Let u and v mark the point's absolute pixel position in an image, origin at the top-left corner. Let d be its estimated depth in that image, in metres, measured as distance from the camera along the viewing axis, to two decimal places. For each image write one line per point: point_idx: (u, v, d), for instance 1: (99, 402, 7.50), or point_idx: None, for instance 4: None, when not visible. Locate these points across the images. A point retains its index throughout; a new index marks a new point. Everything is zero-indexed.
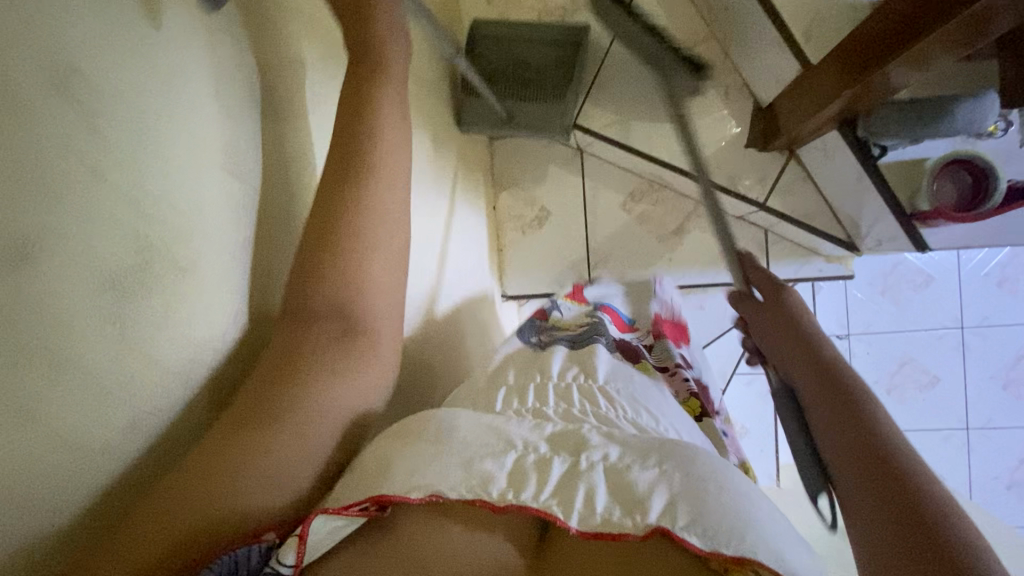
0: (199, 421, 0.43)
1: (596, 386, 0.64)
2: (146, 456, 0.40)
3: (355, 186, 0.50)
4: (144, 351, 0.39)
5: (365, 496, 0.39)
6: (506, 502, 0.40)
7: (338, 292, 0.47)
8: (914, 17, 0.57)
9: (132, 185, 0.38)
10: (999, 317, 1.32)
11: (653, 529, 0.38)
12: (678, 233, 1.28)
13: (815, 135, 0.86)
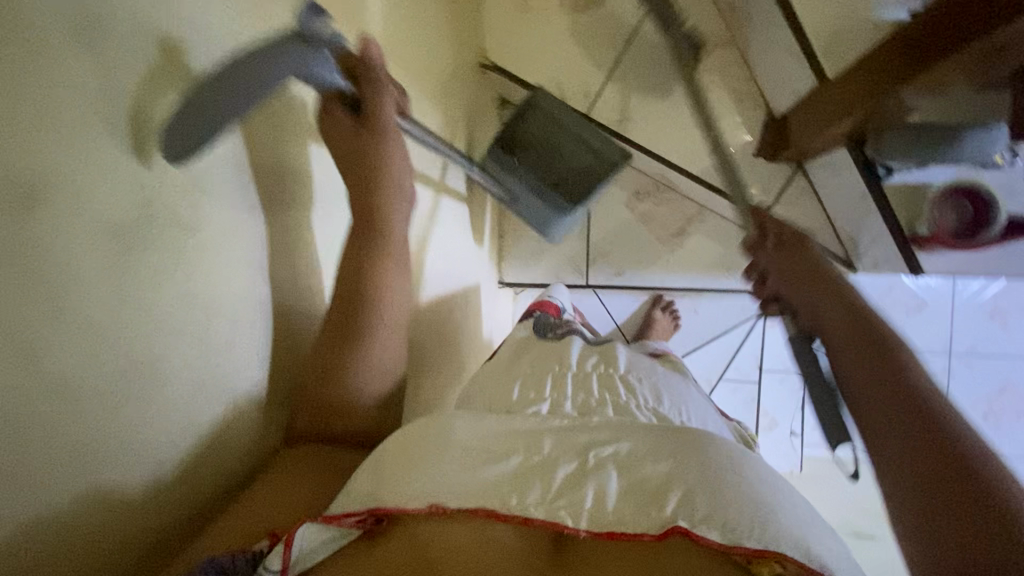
0: (183, 373, 0.45)
1: (619, 374, 0.65)
2: (136, 403, 0.41)
3: (364, 303, 0.57)
4: (138, 299, 0.41)
5: (363, 507, 0.42)
6: (509, 512, 0.40)
7: (344, 399, 0.55)
8: (925, 50, 0.58)
9: (128, 138, 0.39)
10: (987, 347, 1.33)
11: (673, 528, 0.39)
12: (679, 235, 1.29)
13: (825, 150, 0.88)
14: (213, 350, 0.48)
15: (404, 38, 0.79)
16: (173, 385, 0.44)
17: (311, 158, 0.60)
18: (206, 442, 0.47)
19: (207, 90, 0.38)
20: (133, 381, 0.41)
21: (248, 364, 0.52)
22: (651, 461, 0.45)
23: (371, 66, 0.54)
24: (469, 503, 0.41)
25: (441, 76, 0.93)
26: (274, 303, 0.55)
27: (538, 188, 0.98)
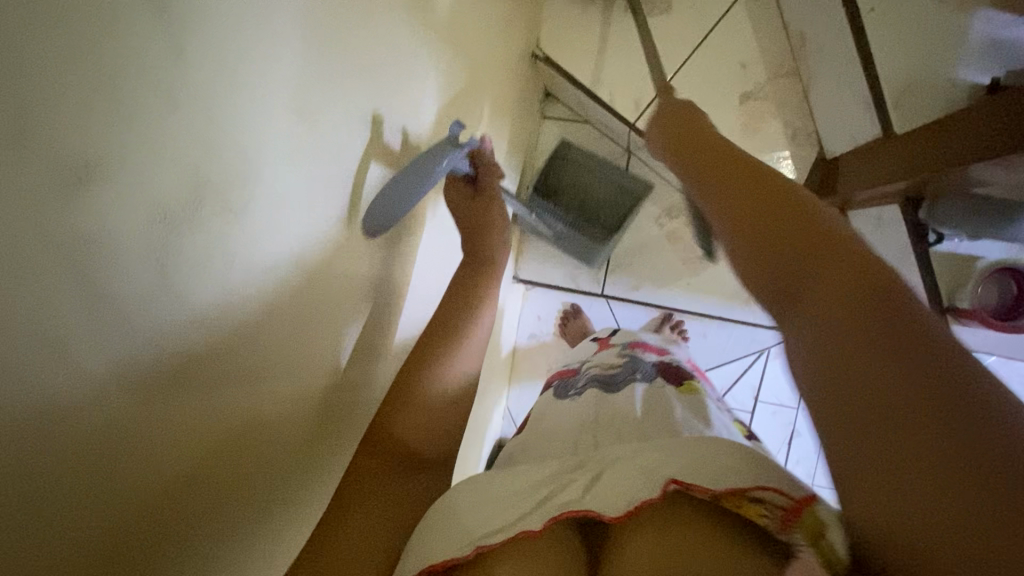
0: (220, 370, 0.41)
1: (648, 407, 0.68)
2: (168, 409, 0.37)
3: (459, 325, 0.61)
4: (181, 290, 0.36)
5: (421, 564, 0.42)
6: (540, 527, 0.43)
7: (420, 415, 0.54)
8: (977, 141, 0.60)
9: (199, 117, 0.35)
10: None
11: (664, 485, 0.42)
12: (703, 259, 1.27)
13: (871, 202, 0.86)
14: (250, 346, 0.44)
15: (469, 23, 0.75)
16: (206, 383, 0.40)
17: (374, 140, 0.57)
18: (233, 433, 0.43)
19: (406, 177, 0.57)
20: (166, 379, 0.36)
21: (285, 361, 0.49)
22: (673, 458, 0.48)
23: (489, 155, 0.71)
24: (509, 531, 0.43)
25: (496, 64, 0.89)
26: (317, 298, 0.51)
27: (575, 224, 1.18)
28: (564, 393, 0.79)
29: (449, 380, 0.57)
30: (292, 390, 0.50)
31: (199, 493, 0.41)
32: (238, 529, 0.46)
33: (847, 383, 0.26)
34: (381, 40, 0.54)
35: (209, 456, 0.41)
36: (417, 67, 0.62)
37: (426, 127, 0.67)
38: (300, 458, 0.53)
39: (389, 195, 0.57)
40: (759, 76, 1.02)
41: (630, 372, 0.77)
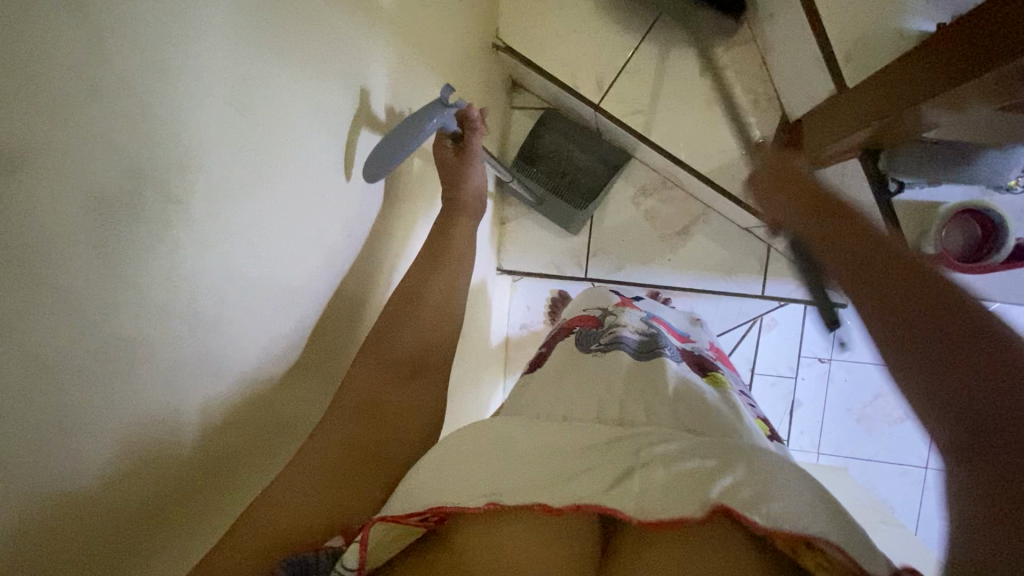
0: (181, 352, 0.42)
1: (665, 389, 0.67)
2: (124, 391, 0.38)
3: (437, 274, 0.70)
4: (131, 272, 0.37)
5: (427, 508, 0.47)
6: (563, 505, 0.47)
7: (407, 342, 0.64)
8: (926, 82, 0.61)
9: (133, 110, 0.36)
10: None
11: (713, 508, 0.45)
12: (681, 235, 1.28)
13: (837, 158, 0.86)
14: (206, 331, 0.45)
15: (418, 18, 0.76)
16: (163, 357, 0.41)
17: (327, 133, 0.57)
18: (202, 410, 0.46)
19: (391, 141, 0.63)
20: (119, 352, 0.37)
21: (246, 346, 0.50)
22: (691, 457, 0.51)
23: (478, 119, 0.75)
24: (525, 500, 0.47)
25: (452, 56, 0.90)
26: (278, 283, 0.52)
27: (556, 189, 1.21)
28: (587, 343, 0.82)
29: (428, 324, 0.66)
30: (259, 369, 0.52)
31: (175, 465, 0.44)
32: (227, 500, 0.50)
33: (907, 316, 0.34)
34: (325, 33, 0.55)
35: (179, 431, 0.44)
36: (366, 59, 0.64)
37: (382, 126, 0.69)
38: (277, 437, 0.56)
39: (386, 149, 0.63)
40: (716, 47, 1.03)
41: (656, 343, 0.80)
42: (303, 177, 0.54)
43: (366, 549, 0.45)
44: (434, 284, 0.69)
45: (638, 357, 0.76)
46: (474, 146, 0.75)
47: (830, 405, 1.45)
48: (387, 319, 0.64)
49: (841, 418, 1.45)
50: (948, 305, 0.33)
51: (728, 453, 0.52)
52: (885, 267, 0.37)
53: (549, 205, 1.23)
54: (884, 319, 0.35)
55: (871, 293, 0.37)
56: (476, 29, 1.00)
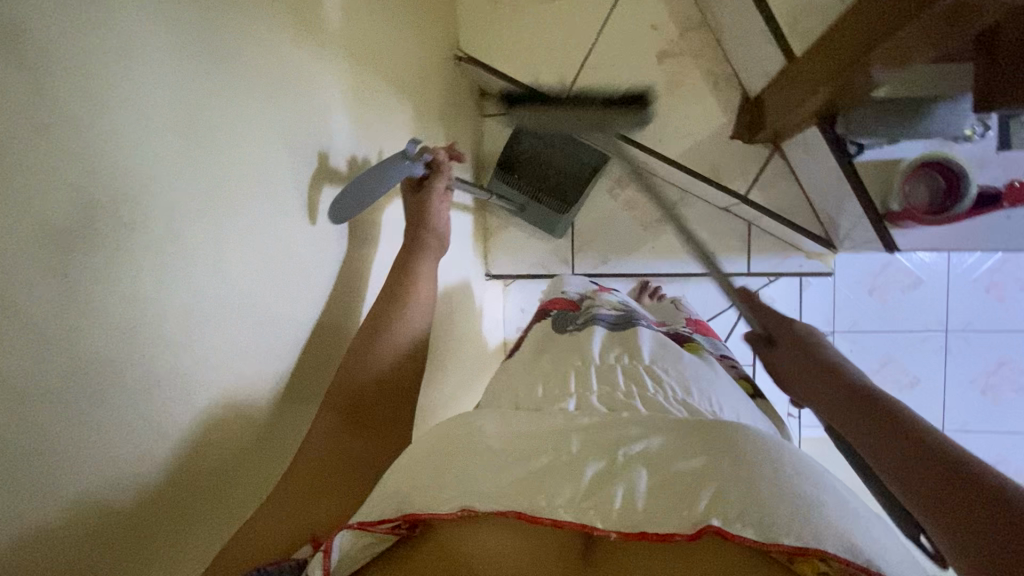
0: (150, 373, 0.44)
1: (642, 366, 0.71)
2: (95, 413, 0.40)
3: (404, 295, 0.75)
4: (93, 298, 0.39)
5: (399, 515, 0.47)
6: (541, 515, 0.46)
7: (379, 366, 0.68)
8: (866, 41, 0.62)
9: (82, 145, 0.38)
10: (981, 321, 1.51)
11: (706, 528, 0.43)
12: (662, 221, 1.28)
13: (800, 128, 0.88)
14: (175, 352, 0.46)
15: (365, 37, 0.77)
16: (131, 388, 0.43)
17: (286, 154, 0.60)
18: (171, 437, 0.47)
19: (360, 184, 0.67)
20: (80, 386, 0.39)
21: (220, 369, 0.52)
22: (678, 458, 0.50)
23: (446, 161, 0.83)
24: (499, 507, 0.47)
25: (410, 70, 0.92)
26: (243, 309, 0.54)
27: (537, 197, 1.24)
28: (565, 325, 0.86)
29: (397, 347, 0.70)
30: (228, 396, 0.53)
31: (152, 493, 0.45)
32: (212, 526, 0.52)
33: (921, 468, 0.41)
34: (273, 60, 0.57)
35: (148, 460, 0.45)
36: (314, 85, 0.65)
37: (344, 175, 0.72)
38: (255, 465, 0.58)
39: (357, 191, 0.67)
40: (671, 35, 1.04)
41: (633, 320, 0.84)
42: (263, 199, 0.56)
43: (329, 561, 0.47)
44: (390, 323, 0.71)
45: (614, 328, 0.82)
46: (438, 179, 0.83)
47: None
48: (359, 345, 0.69)
49: None
50: (944, 463, 0.40)
51: (710, 442, 0.50)
52: (897, 437, 0.45)
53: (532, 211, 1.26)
54: (905, 465, 0.42)
55: (891, 454, 0.44)
56: (435, 42, 1.03)
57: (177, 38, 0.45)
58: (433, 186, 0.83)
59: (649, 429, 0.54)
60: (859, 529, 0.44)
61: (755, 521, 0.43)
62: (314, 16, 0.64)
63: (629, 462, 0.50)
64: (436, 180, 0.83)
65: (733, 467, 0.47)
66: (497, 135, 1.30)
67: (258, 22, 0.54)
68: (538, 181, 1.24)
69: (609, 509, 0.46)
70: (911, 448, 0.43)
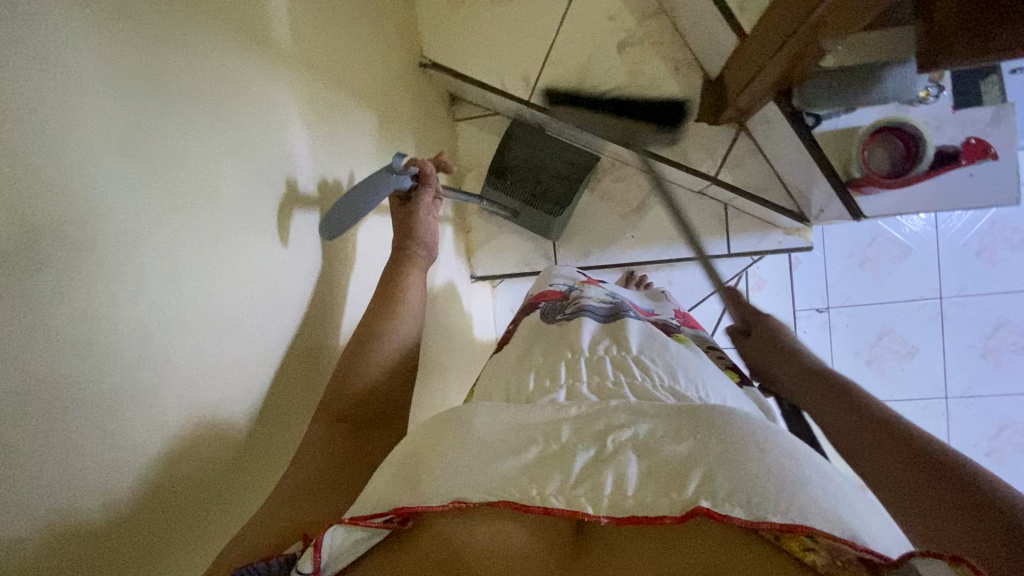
0: (114, 383, 0.46)
1: (631, 355, 0.70)
2: (59, 422, 0.42)
3: (394, 301, 0.75)
4: (45, 312, 0.41)
5: (390, 509, 0.47)
6: (532, 503, 0.46)
7: (368, 373, 0.68)
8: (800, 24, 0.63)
9: (18, 169, 0.40)
10: (971, 284, 1.49)
11: (696, 508, 0.43)
12: (639, 209, 1.29)
13: (758, 104, 0.89)
14: (141, 362, 0.48)
15: (318, 50, 0.79)
16: (91, 408, 0.44)
17: (241, 168, 0.61)
18: (141, 454, 0.48)
19: (347, 201, 0.72)
20: (36, 410, 0.40)
21: (192, 380, 0.53)
22: (669, 443, 0.49)
23: (434, 177, 0.84)
24: (492, 497, 0.46)
25: (372, 80, 0.94)
26: (212, 321, 0.56)
27: (528, 201, 1.25)
28: (553, 317, 0.86)
29: (386, 352, 0.70)
30: (203, 406, 0.55)
31: (125, 515, 0.47)
32: (195, 537, 0.53)
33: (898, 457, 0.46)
34: (213, 78, 0.59)
35: (120, 479, 0.46)
36: (267, 101, 0.66)
37: (310, 186, 0.74)
38: (237, 475, 0.59)
39: (344, 208, 0.72)
40: (628, 23, 1.04)
41: (623, 312, 0.85)
42: (219, 213, 0.58)
43: (320, 556, 0.46)
44: (377, 332, 0.71)
45: (604, 320, 0.82)
46: (425, 196, 0.84)
47: (836, 351, 1.54)
48: (350, 353, 0.69)
49: (852, 362, 1.53)
50: (917, 452, 0.45)
51: (699, 423, 0.49)
52: (872, 429, 0.49)
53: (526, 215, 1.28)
54: (883, 456, 0.47)
55: (867, 444, 0.49)
56: (397, 51, 1.05)
57: (103, 65, 0.47)
58: (417, 202, 0.83)
59: (639, 414, 0.52)
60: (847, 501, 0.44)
61: (743, 502, 0.43)
62: (258, 33, 0.66)
63: (618, 448, 0.49)
64: (418, 195, 0.84)
65: (722, 449, 0.46)
66: (471, 137, 1.32)
67: (193, 42, 0.56)
68: (530, 186, 1.24)
69: (599, 497, 0.46)
70: (885, 437, 0.48)
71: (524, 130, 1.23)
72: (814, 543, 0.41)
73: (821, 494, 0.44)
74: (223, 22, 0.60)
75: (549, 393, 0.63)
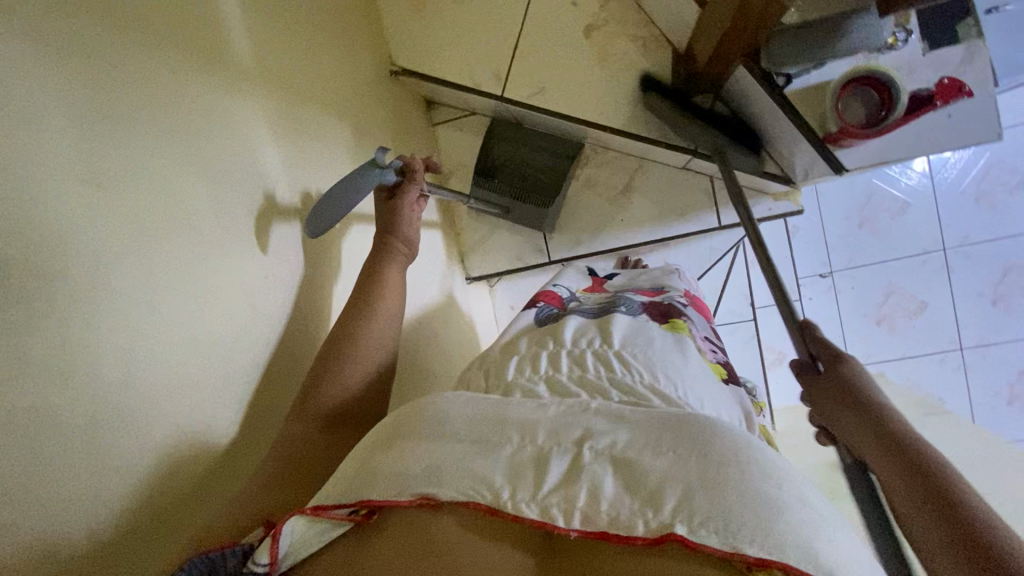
0: (95, 406, 0.48)
1: (613, 350, 0.69)
2: (37, 450, 0.44)
3: (375, 298, 0.74)
4: (19, 344, 0.43)
5: (355, 501, 0.50)
6: (502, 507, 0.47)
7: (342, 372, 0.67)
8: None
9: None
10: (978, 233, 1.47)
11: (670, 535, 0.43)
12: (625, 192, 1.27)
13: (727, 74, 0.90)
14: (125, 383, 0.50)
15: (283, 68, 0.79)
16: (77, 429, 0.46)
17: (211, 190, 0.62)
18: (127, 482, 0.50)
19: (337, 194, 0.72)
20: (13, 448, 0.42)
21: (177, 397, 0.55)
22: (648, 454, 0.48)
23: (418, 168, 0.84)
24: (463, 497, 0.48)
25: (342, 91, 0.95)
26: (194, 346, 0.57)
27: (516, 196, 1.23)
28: (544, 318, 0.85)
29: (365, 352, 0.69)
30: (187, 431, 0.56)
31: (107, 543, 0.48)
32: (173, 531, 0.54)
33: (917, 494, 0.48)
34: (175, 103, 0.59)
35: (101, 511, 0.48)
36: (235, 123, 0.67)
37: (286, 200, 0.74)
38: (220, 475, 0.59)
39: (333, 196, 0.72)
40: (591, 8, 1.04)
41: (613, 307, 0.84)
42: (193, 236, 0.59)
43: (277, 547, 0.48)
44: (357, 333, 0.70)
45: (596, 314, 0.82)
46: (409, 188, 0.84)
47: (843, 315, 1.51)
48: (327, 353, 0.68)
49: (861, 325, 1.50)
50: (935, 490, 0.47)
51: (681, 438, 0.49)
52: (897, 458, 0.52)
53: (517, 212, 1.27)
54: (906, 486, 0.50)
55: (895, 474, 0.51)
56: (366, 60, 1.05)
57: (60, 101, 0.48)
58: (404, 198, 0.83)
59: (620, 420, 0.52)
60: (824, 527, 0.43)
61: (717, 529, 0.43)
62: (217, 54, 0.66)
63: (595, 458, 0.49)
64: (403, 192, 0.83)
65: (700, 467, 0.46)
66: (451, 140, 1.32)
67: (149, 70, 0.57)
68: (518, 182, 1.23)
69: (571, 509, 0.46)
70: (909, 472, 0.50)
71: (505, 128, 1.24)
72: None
73: (798, 521, 0.43)
74: (179, 47, 0.61)
75: (527, 384, 0.63)
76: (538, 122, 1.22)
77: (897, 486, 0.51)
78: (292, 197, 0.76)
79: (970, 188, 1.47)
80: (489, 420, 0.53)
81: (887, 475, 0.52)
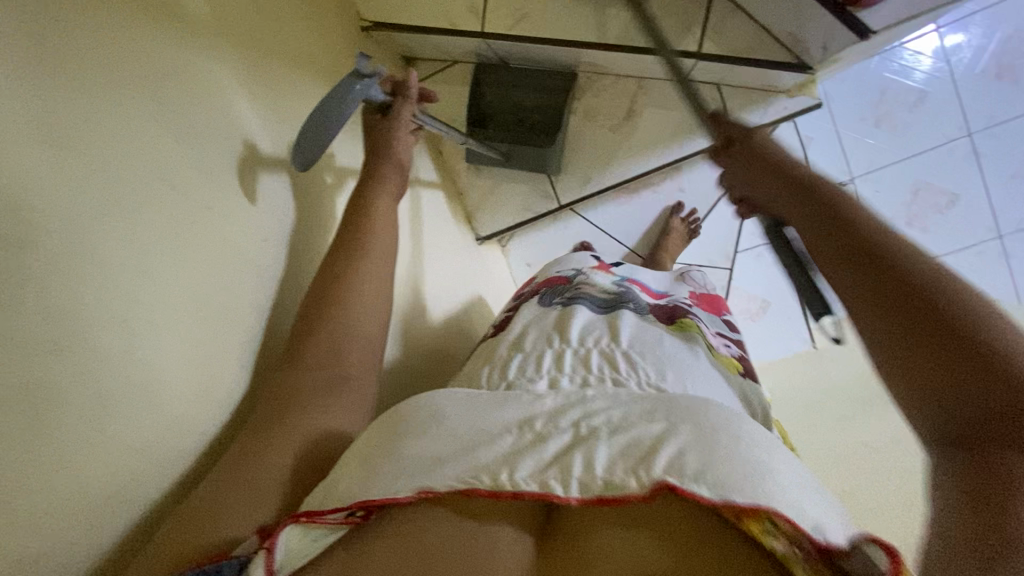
0: (89, 399, 0.47)
1: (618, 351, 0.62)
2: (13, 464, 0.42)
3: (356, 238, 0.69)
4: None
5: (351, 503, 0.45)
6: (501, 490, 0.42)
7: (324, 341, 0.61)
8: None
9: None
10: (1002, 111, 1.31)
11: (660, 484, 0.39)
12: (629, 117, 1.18)
13: None
14: (126, 366, 0.50)
15: (244, 19, 0.72)
16: (81, 421, 0.47)
17: (178, 166, 0.57)
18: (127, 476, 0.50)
19: (331, 105, 0.67)
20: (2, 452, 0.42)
21: (176, 375, 0.54)
22: (642, 422, 0.44)
23: (410, 83, 0.76)
24: (461, 485, 0.43)
25: (313, 46, 0.88)
26: (197, 316, 0.57)
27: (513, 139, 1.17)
28: (550, 300, 0.77)
29: (368, 323, 0.65)
30: (197, 408, 0.56)
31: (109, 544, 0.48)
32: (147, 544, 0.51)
33: (891, 314, 0.41)
34: (133, 71, 0.55)
35: (104, 502, 0.48)
36: (201, 89, 0.62)
37: (265, 172, 0.69)
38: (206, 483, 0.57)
39: (317, 123, 0.67)
40: None
41: (623, 302, 0.75)
42: (169, 218, 0.55)
43: (274, 557, 0.43)
44: (338, 299, 0.64)
45: (603, 309, 0.73)
46: (405, 107, 0.77)
47: None
48: (302, 322, 0.62)
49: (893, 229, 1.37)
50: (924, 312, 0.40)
51: (676, 409, 0.44)
52: (880, 276, 0.43)
53: (518, 156, 1.21)
54: (871, 304, 0.43)
55: (865, 290, 0.43)
56: (336, 16, 0.99)
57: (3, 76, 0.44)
58: (396, 123, 0.77)
59: (615, 399, 0.47)
60: (810, 491, 0.41)
61: (710, 481, 0.39)
62: (172, 11, 0.60)
63: (590, 433, 0.44)
64: (394, 119, 0.77)
65: (694, 429, 0.42)
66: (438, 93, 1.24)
67: (99, 34, 0.52)
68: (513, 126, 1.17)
69: (569, 480, 0.42)
70: (890, 289, 0.42)
71: (491, 70, 1.17)
72: (774, 526, 0.39)
73: (790, 485, 0.40)
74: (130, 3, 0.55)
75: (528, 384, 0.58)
76: (524, 58, 1.14)
77: (840, 279, 0.45)
78: (273, 170, 0.71)
79: (988, 63, 1.31)
80: (487, 413, 0.48)
81: (850, 294, 0.44)
